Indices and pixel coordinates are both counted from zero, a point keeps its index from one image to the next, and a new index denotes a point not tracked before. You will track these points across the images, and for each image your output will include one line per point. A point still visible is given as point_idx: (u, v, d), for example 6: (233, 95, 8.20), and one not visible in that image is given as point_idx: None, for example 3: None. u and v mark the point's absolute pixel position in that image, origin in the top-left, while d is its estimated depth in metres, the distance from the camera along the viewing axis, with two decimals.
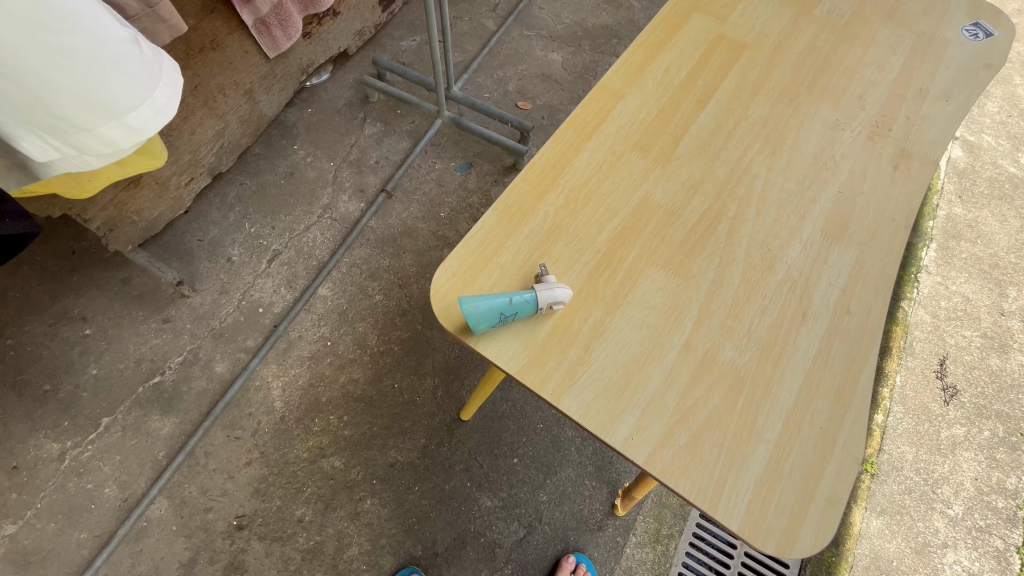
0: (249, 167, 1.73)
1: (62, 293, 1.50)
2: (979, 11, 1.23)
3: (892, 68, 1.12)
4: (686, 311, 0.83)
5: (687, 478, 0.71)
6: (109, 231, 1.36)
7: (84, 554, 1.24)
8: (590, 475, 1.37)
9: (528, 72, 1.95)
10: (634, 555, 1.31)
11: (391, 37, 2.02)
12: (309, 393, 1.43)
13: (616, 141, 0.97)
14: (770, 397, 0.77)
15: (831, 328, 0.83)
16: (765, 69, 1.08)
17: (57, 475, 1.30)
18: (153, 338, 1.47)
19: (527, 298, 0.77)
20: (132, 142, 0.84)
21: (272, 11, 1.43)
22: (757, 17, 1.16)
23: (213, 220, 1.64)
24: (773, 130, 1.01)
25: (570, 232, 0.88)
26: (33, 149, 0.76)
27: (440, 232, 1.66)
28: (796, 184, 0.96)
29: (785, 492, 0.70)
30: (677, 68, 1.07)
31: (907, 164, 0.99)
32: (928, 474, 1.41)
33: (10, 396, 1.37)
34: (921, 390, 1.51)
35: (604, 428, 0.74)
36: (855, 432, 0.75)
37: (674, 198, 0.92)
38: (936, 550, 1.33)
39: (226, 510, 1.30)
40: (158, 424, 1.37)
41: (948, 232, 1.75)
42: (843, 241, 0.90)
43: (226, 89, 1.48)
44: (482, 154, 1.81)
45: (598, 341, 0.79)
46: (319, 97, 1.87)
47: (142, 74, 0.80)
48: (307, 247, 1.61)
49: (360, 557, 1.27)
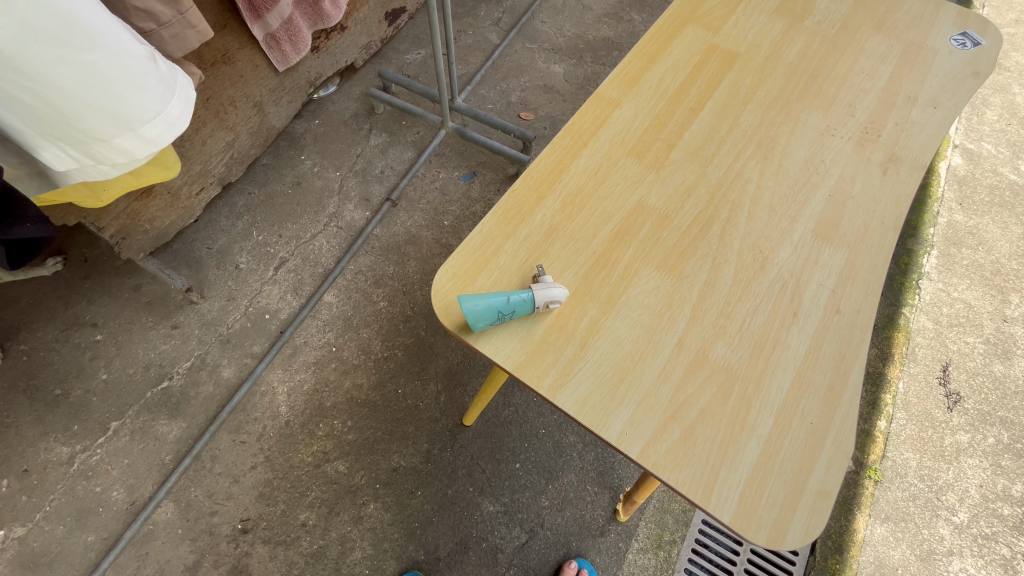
0: (258, 177, 1.77)
1: (74, 300, 1.54)
2: (967, 20, 1.26)
3: (881, 76, 1.14)
4: (680, 309, 0.85)
5: (680, 472, 0.72)
6: (121, 239, 1.40)
7: (91, 556, 1.26)
8: (592, 480, 1.38)
9: (530, 84, 1.99)
10: (636, 561, 1.31)
11: (396, 51, 2.07)
12: (313, 398, 1.45)
13: (612, 147, 1.00)
14: (761, 393, 0.78)
15: (821, 326, 0.84)
16: (757, 77, 1.11)
17: (66, 478, 1.33)
18: (161, 344, 1.50)
19: (524, 297, 0.79)
20: (146, 152, 0.87)
21: (282, 26, 1.47)
22: (748, 28, 1.19)
23: (222, 229, 1.67)
24: (765, 136, 1.04)
25: (566, 235, 0.90)
26: (53, 158, 0.81)
27: (444, 240, 1.69)
28: (786, 188, 0.98)
29: (776, 484, 0.72)
30: (671, 77, 1.10)
31: (896, 168, 1.01)
32: (932, 481, 1.40)
33: (22, 401, 1.41)
34: (923, 396, 1.51)
35: (598, 423, 0.75)
36: (846, 427, 0.76)
37: (668, 201, 0.95)
38: (941, 558, 1.32)
39: (232, 514, 1.31)
40: (165, 428, 1.39)
41: (948, 238, 1.76)
42: (833, 242, 0.92)
43: (237, 101, 1.53)
44: (486, 164, 1.84)
45: (593, 339, 0.81)
46: (326, 108, 1.92)
47: (158, 89, 0.83)
48: (314, 255, 1.64)
49: (362, 562, 1.28)
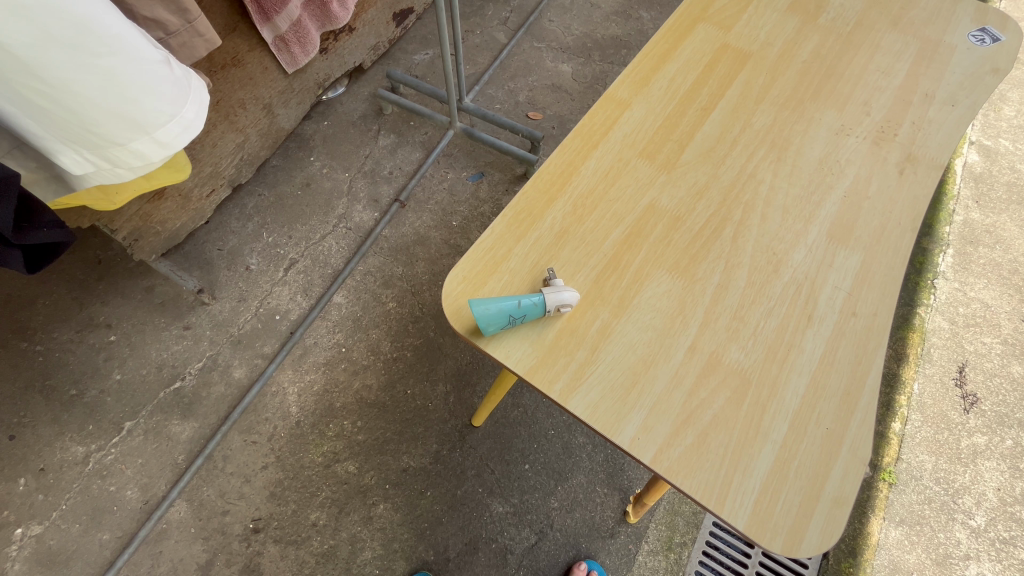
0: (267, 178, 1.78)
1: (88, 301, 1.56)
2: (985, 15, 1.23)
3: (898, 73, 1.12)
4: (692, 313, 0.84)
5: (693, 477, 0.71)
6: (134, 241, 1.41)
7: (106, 555, 1.27)
8: (602, 482, 1.38)
9: (538, 84, 1.98)
10: (646, 563, 1.30)
11: (404, 51, 2.07)
12: (324, 398, 1.45)
13: (623, 149, 0.99)
14: (776, 398, 0.77)
15: (837, 330, 0.83)
16: (770, 76, 1.10)
17: (81, 477, 1.35)
18: (174, 345, 1.51)
19: (535, 301, 0.79)
20: (162, 156, 0.87)
21: (291, 29, 1.47)
22: (761, 25, 1.18)
23: (233, 230, 1.69)
24: (778, 136, 1.02)
25: (577, 237, 0.90)
26: (70, 162, 0.82)
27: (453, 241, 1.69)
28: (800, 189, 0.96)
29: (791, 491, 0.71)
30: (682, 77, 1.08)
31: (913, 168, 0.99)
32: (948, 483, 1.38)
33: (38, 400, 1.42)
34: (939, 398, 1.48)
35: (609, 427, 0.75)
36: (862, 434, 0.75)
37: (680, 203, 0.94)
38: (958, 562, 1.30)
39: (243, 513, 1.32)
40: (178, 428, 1.41)
41: (965, 237, 1.73)
42: (849, 244, 0.91)
43: (246, 103, 1.54)
44: (494, 165, 1.84)
45: (604, 343, 0.81)
46: (335, 110, 1.93)
47: (172, 93, 0.83)
48: (323, 256, 1.65)
49: (373, 562, 1.29)
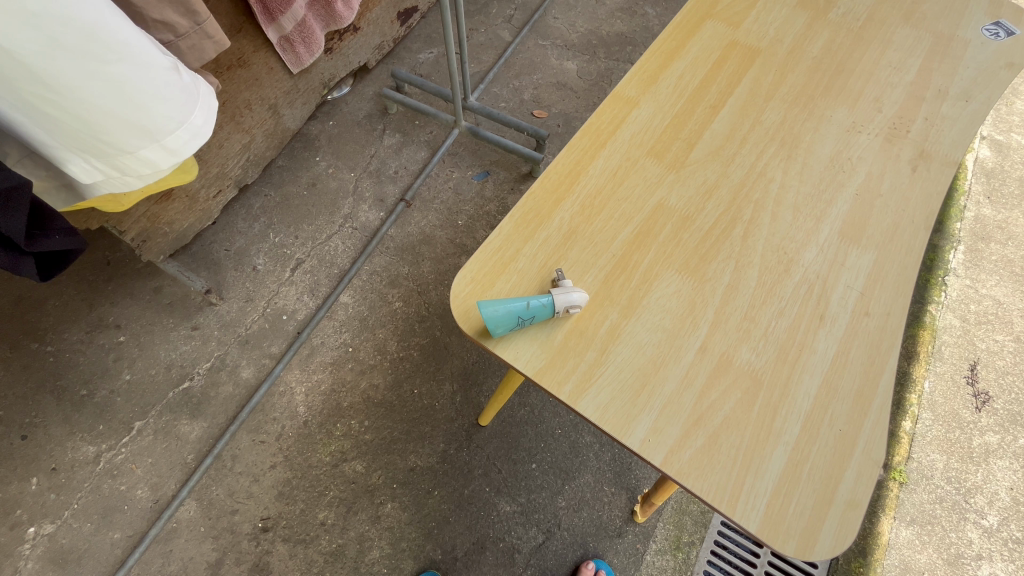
0: (273, 178, 1.78)
1: (98, 302, 1.57)
2: (999, 9, 1.21)
3: (909, 69, 1.11)
4: (702, 314, 0.83)
5: (704, 479, 0.71)
6: (141, 242, 1.42)
7: (117, 554, 1.28)
8: (609, 481, 1.37)
9: (543, 81, 1.97)
10: (655, 562, 1.30)
11: (408, 50, 2.07)
12: (331, 398, 1.46)
13: (630, 148, 0.98)
14: (788, 399, 0.76)
15: (849, 330, 0.82)
16: (779, 74, 1.09)
17: (92, 476, 1.36)
18: (182, 345, 1.52)
19: (543, 303, 0.78)
20: (170, 162, 0.88)
21: (297, 29, 1.47)
22: (770, 22, 1.16)
23: (240, 230, 1.69)
24: (789, 133, 1.01)
25: (586, 237, 0.89)
26: (79, 171, 0.82)
27: (458, 240, 1.68)
28: (811, 187, 0.95)
29: (804, 494, 0.70)
30: (691, 74, 1.07)
31: (927, 165, 0.98)
32: (960, 483, 1.37)
33: (49, 400, 1.44)
34: (951, 397, 1.47)
35: (619, 429, 0.75)
36: (875, 435, 0.74)
37: (689, 202, 0.93)
38: (970, 562, 1.29)
39: (252, 512, 1.33)
40: (187, 428, 1.42)
41: (976, 233, 1.71)
42: (861, 243, 0.90)
43: (252, 104, 1.54)
44: (499, 163, 1.83)
45: (613, 344, 0.80)
46: (340, 109, 1.92)
47: (181, 99, 0.84)
48: (330, 255, 1.65)
49: (380, 561, 1.29)
